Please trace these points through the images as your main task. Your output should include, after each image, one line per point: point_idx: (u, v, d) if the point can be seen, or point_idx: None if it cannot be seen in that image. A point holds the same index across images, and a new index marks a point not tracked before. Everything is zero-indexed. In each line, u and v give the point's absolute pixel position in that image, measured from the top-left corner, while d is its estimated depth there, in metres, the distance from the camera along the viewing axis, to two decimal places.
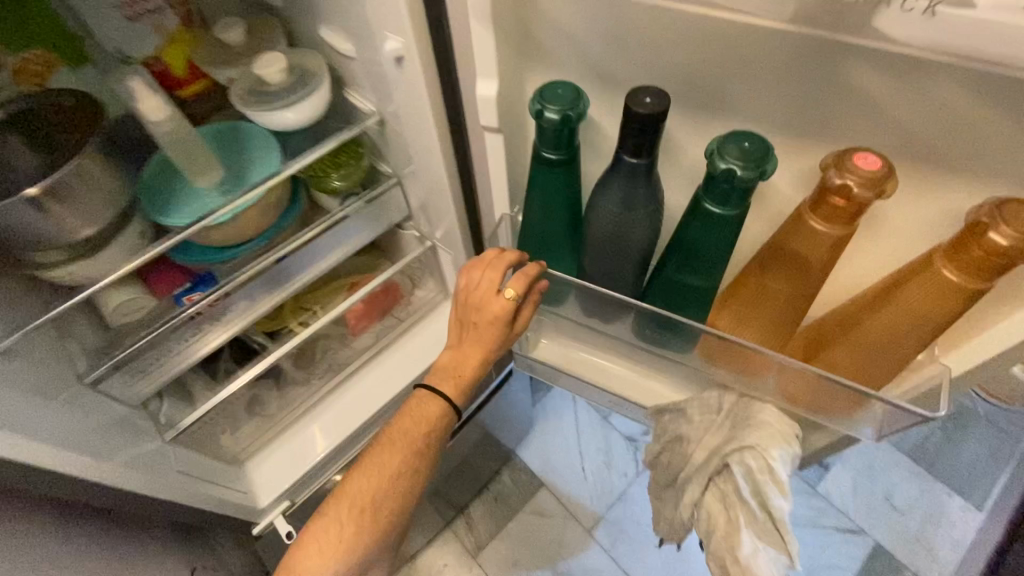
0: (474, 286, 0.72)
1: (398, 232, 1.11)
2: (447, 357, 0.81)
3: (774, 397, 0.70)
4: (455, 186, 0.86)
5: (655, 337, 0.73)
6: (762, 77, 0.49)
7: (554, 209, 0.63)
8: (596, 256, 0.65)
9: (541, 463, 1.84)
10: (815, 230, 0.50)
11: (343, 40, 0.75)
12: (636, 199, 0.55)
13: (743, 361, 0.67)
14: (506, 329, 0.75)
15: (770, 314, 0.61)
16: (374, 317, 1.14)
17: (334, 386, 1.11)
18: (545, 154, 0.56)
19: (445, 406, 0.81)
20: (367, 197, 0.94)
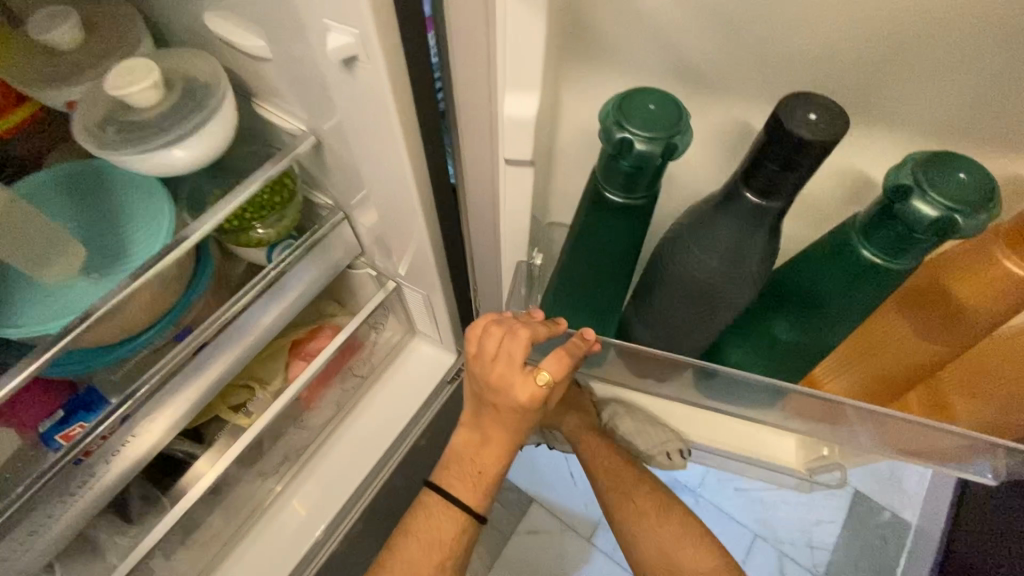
0: (487, 362, 0.47)
1: (348, 273, 0.87)
2: (463, 443, 0.60)
3: (865, 448, 0.57)
4: (430, 216, 0.65)
5: (723, 396, 0.58)
6: (917, 69, 0.35)
7: (610, 262, 0.46)
8: (667, 320, 0.48)
9: (526, 477, 1.53)
10: (1007, 272, 0.38)
11: (248, 35, 0.51)
12: (748, 249, 0.40)
13: (842, 421, 0.54)
14: (532, 416, 0.50)
15: (889, 370, 0.48)
16: (331, 382, 0.92)
17: (294, 475, 0.88)
18: (613, 198, 0.39)
19: (462, 521, 0.62)
20: (307, 246, 0.70)
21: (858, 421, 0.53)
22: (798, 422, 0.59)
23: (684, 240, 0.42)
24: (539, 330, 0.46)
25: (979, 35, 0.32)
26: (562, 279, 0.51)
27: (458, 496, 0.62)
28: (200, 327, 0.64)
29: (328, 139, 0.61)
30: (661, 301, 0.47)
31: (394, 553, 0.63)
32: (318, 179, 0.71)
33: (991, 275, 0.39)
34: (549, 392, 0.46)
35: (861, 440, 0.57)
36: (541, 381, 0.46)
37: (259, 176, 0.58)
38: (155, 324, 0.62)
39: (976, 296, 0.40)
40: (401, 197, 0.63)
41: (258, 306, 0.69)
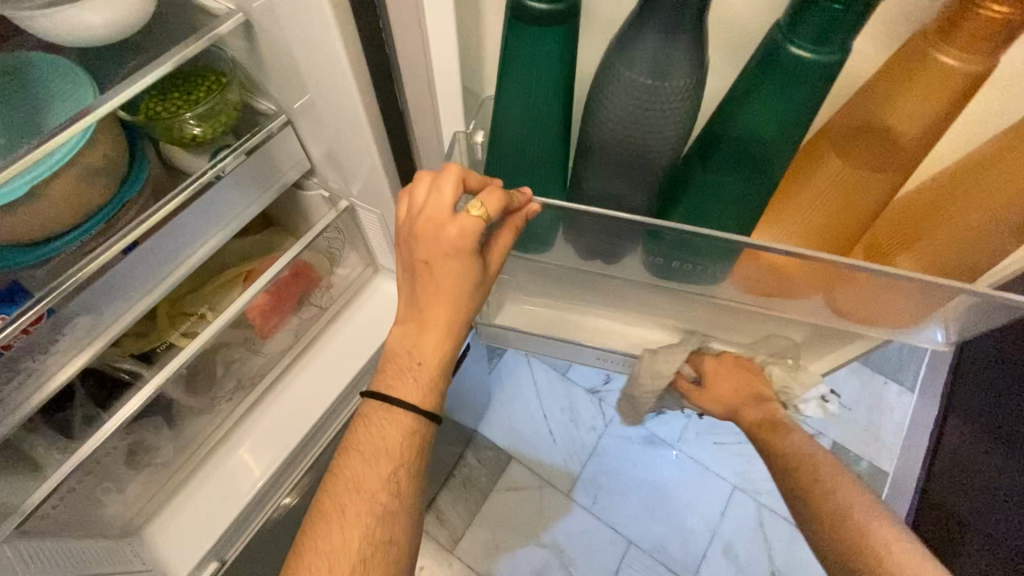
0: (416, 212, 0.48)
1: (300, 195, 0.84)
2: (399, 335, 0.57)
3: (817, 314, 0.58)
4: (369, 106, 0.63)
5: (677, 271, 0.57)
6: None
7: (541, 98, 0.48)
8: (611, 163, 0.50)
9: (505, 435, 1.50)
10: (941, 69, 0.39)
11: None
12: (673, 56, 0.42)
13: (791, 282, 0.55)
14: (473, 273, 0.49)
15: (827, 212, 0.49)
16: (288, 311, 0.89)
17: (251, 403, 0.85)
18: (535, 5, 0.41)
19: (407, 422, 0.57)
20: (247, 147, 0.67)
21: (807, 278, 0.54)
22: (755, 295, 0.58)
23: (614, 64, 0.44)
24: (471, 172, 0.48)
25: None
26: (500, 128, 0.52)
27: (399, 397, 0.57)
28: (135, 220, 0.61)
29: (261, 20, 0.58)
30: (601, 141, 0.49)
31: (344, 464, 0.58)
32: (255, 78, 0.68)
33: (914, 85, 0.41)
34: (483, 227, 0.47)
35: (817, 304, 0.58)
36: (474, 214, 0.46)
37: (177, 53, 0.55)
38: (86, 221, 0.60)
39: (898, 111, 0.42)
40: (340, 81, 0.60)
41: (199, 209, 0.66)
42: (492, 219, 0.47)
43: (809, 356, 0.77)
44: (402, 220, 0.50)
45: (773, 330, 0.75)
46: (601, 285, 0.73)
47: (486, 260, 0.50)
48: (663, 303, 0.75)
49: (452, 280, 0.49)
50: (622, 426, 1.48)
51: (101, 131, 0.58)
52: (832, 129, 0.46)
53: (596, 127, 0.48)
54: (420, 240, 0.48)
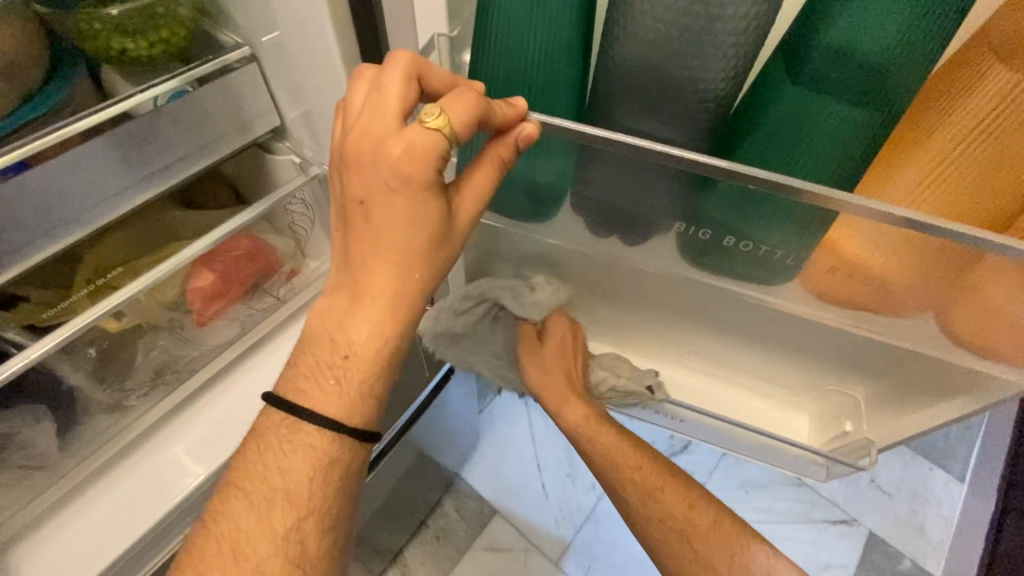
0: (353, 120, 0.39)
1: (264, 159, 0.72)
2: (323, 314, 0.43)
3: (912, 332, 0.47)
4: (345, 37, 0.50)
5: (727, 257, 0.48)
6: None
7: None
8: (648, 73, 0.40)
9: (491, 484, 1.28)
10: None
11: None
12: None
13: (893, 294, 0.44)
14: (426, 214, 0.38)
15: (972, 143, 0.40)
16: (235, 297, 0.73)
17: (171, 406, 0.68)
18: None
19: (321, 441, 0.43)
20: (194, 75, 0.55)
21: (916, 290, 0.43)
22: (832, 308, 0.48)
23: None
24: (430, 71, 0.39)
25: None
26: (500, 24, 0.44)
27: (310, 407, 0.43)
28: (28, 137, 0.49)
29: None
30: (643, 37, 0.39)
31: (221, 507, 0.44)
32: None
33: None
34: (440, 143, 0.36)
35: (914, 326, 0.47)
36: (429, 125, 0.36)
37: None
38: None
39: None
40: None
41: (121, 144, 0.53)
42: (455, 138, 0.36)
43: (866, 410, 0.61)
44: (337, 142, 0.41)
45: (825, 370, 0.59)
46: (630, 294, 0.60)
47: (453, 201, 0.39)
48: (686, 323, 0.62)
49: (396, 221, 0.38)
50: None
51: None
52: (989, 37, 0.39)
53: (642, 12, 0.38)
54: (356, 161, 0.38)
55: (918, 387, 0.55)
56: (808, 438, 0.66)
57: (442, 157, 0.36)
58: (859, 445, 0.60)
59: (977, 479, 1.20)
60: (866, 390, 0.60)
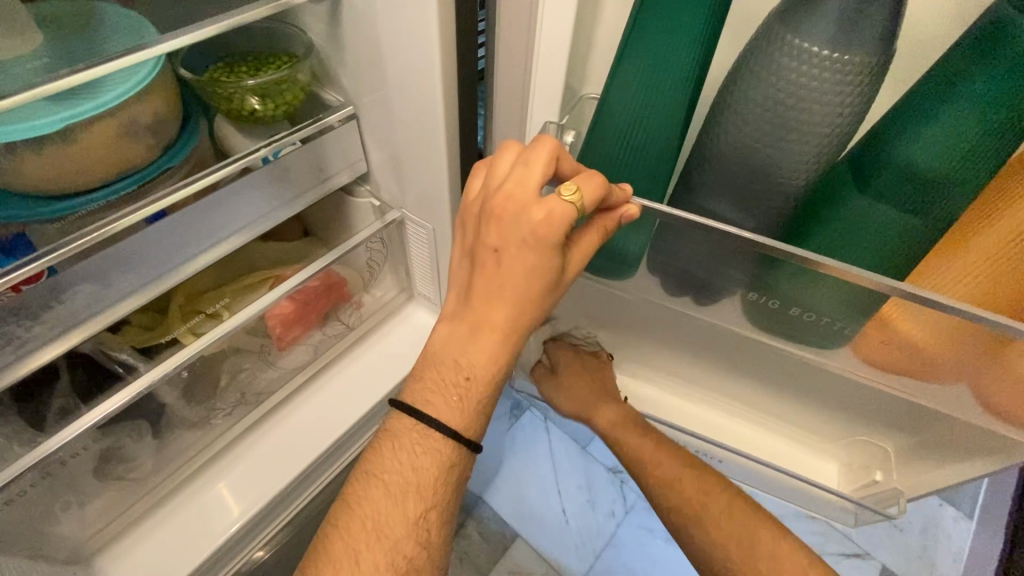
0: (496, 189, 0.46)
1: (348, 203, 0.79)
2: (444, 338, 0.50)
3: (954, 404, 0.51)
4: (453, 109, 0.58)
5: (790, 325, 0.54)
6: None
7: (657, 69, 0.44)
8: (733, 171, 0.45)
9: (513, 508, 1.32)
10: None
11: None
12: (856, 38, 0.38)
13: (931, 361, 0.49)
14: (546, 271, 0.45)
15: (1006, 255, 0.43)
16: (312, 324, 0.79)
17: (250, 423, 0.75)
18: None
19: (441, 446, 0.50)
20: (303, 133, 0.62)
21: (950, 358, 0.48)
22: (879, 373, 0.54)
23: (776, 35, 0.40)
24: (567, 158, 0.47)
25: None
26: (610, 117, 0.48)
27: (437, 417, 0.50)
28: (169, 186, 0.56)
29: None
30: (738, 141, 0.44)
31: (367, 492, 0.50)
32: (330, 67, 0.64)
33: None
34: (573, 214, 0.43)
35: (956, 394, 0.51)
36: (566, 198, 0.43)
37: (247, 13, 0.52)
38: (120, 180, 0.55)
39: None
40: (426, 73, 0.54)
41: (238, 192, 0.60)
42: (585, 208, 0.44)
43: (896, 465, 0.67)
44: (476, 196, 0.49)
45: (867, 428, 0.66)
46: (690, 342, 0.68)
47: (565, 263, 0.47)
48: (728, 365, 0.68)
49: (522, 274, 0.45)
50: (644, 516, 1.30)
51: (154, 86, 0.53)
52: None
53: (736, 121, 0.43)
54: (500, 220, 0.45)
55: (948, 453, 0.59)
56: (837, 483, 0.72)
57: (571, 225, 0.43)
58: (888, 496, 0.66)
59: (983, 516, 1.24)
60: (894, 442, 0.66)
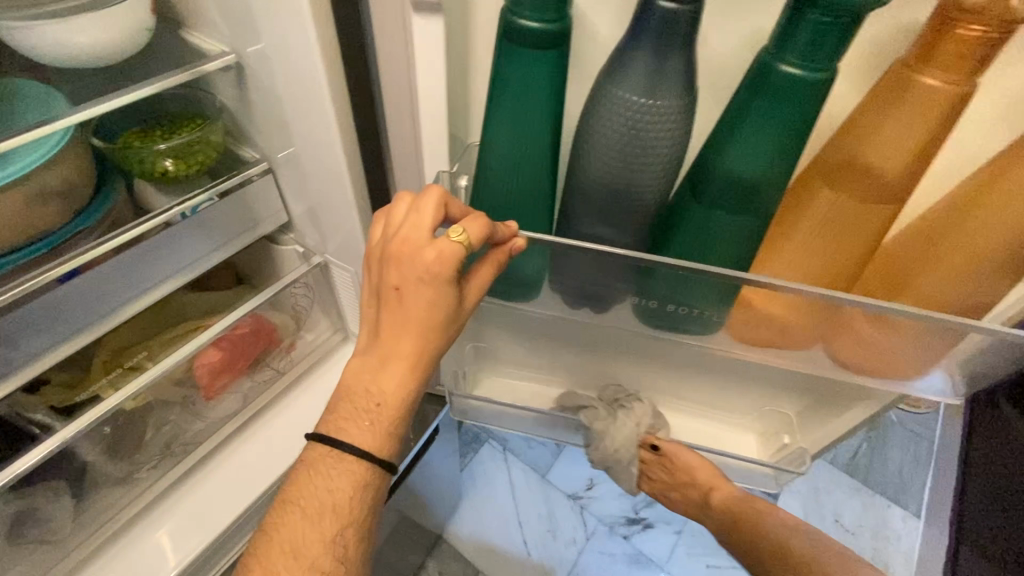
0: (393, 234, 0.49)
1: (273, 251, 0.82)
2: (356, 370, 0.52)
3: (817, 365, 0.55)
4: (358, 156, 0.62)
5: (669, 321, 0.56)
6: None
7: (522, 127, 0.46)
8: (595, 206, 0.48)
9: (473, 544, 1.31)
10: (926, 92, 0.36)
11: None
12: (664, 83, 0.40)
13: (790, 334, 0.52)
14: (445, 303, 0.49)
15: (829, 244, 0.44)
16: (239, 372, 0.80)
17: (178, 476, 0.74)
18: (525, 22, 0.40)
19: (357, 470, 0.52)
20: (222, 189, 0.66)
21: (803, 326, 0.51)
22: (752, 349, 0.56)
23: (601, 90, 0.42)
24: (454, 200, 0.50)
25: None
26: (489, 169, 0.50)
27: (351, 441, 0.52)
28: (79, 248, 0.58)
29: (253, 63, 0.58)
30: (591, 180, 0.47)
31: (280, 520, 0.52)
32: (242, 126, 0.68)
33: (901, 112, 0.38)
34: (462, 253, 0.47)
35: (815, 357, 0.55)
36: (455, 239, 0.47)
37: (160, 81, 0.55)
38: (30, 244, 0.56)
39: (874, 138, 0.39)
40: (323, 127, 0.58)
41: (154, 245, 0.63)
42: (474, 246, 0.47)
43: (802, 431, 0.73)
44: (377, 240, 0.51)
45: (771, 400, 0.71)
46: (604, 350, 0.72)
47: (464, 294, 0.50)
48: (646, 367, 0.73)
49: (423, 308, 0.48)
50: (604, 541, 1.31)
51: (63, 153, 0.56)
52: (821, 163, 0.43)
53: (585, 163, 0.46)
54: (399, 261, 0.48)
55: (836, 396, 0.66)
56: (756, 453, 0.76)
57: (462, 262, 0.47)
58: (796, 454, 0.70)
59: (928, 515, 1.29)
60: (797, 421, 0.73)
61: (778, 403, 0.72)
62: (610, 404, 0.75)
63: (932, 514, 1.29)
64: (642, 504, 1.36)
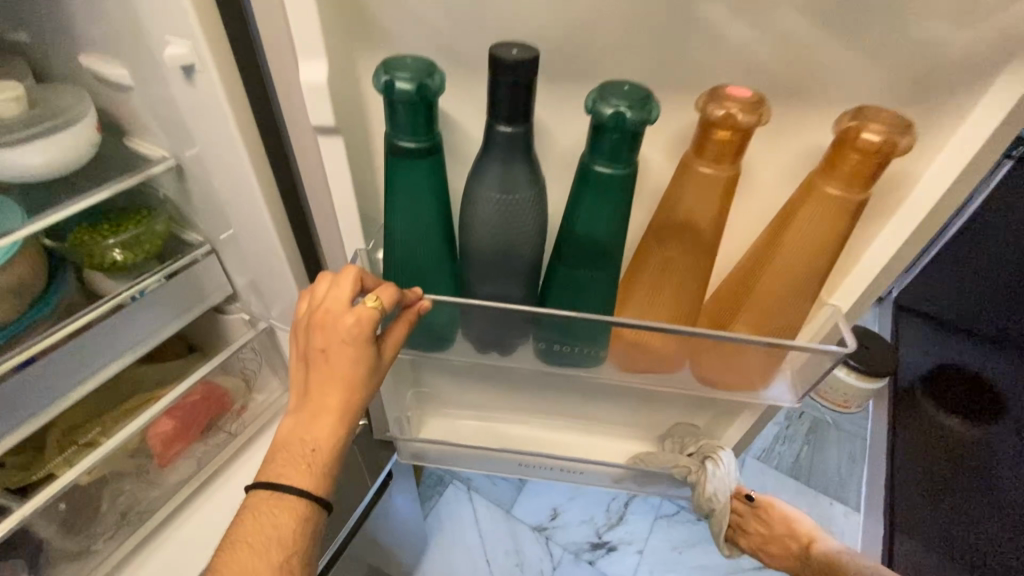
0: (317, 305, 0.57)
1: (220, 319, 0.88)
2: (291, 424, 0.59)
3: (688, 382, 0.65)
4: (289, 234, 0.70)
5: (564, 356, 0.64)
6: (607, 51, 0.45)
7: (415, 216, 0.53)
8: (482, 274, 0.56)
9: None
10: (706, 176, 0.47)
11: (105, 62, 0.59)
12: (514, 178, 0.48)
13: (659, 357, 0.62)
14: (366, 359, 0.57)
15: (669, 288, 0.55)
16: (191, 438, 0.85)
17: (134, 545, 0.77)
18: (403, 142, 0.47)
19: (296, 506, 0.58)
20: (167, 272, 0.72)
21: (668, 351, 0.61)
22: (635, 374, 0.65)
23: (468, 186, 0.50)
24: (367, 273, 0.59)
25: (642, 1, 0.42)
26: (394, 249, 0.57)
27: (290, 483, 0.58)
28: (32, 339, 0.64)
29: (189, 161, 0.66)
30: (475, 254, 0.55)
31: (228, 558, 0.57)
32: (185, 212, 0.75)
33: (695, 190, 0.48)
34: (376, 315, 0.55)
35: (687, 376, 0.65)
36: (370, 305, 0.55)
37: (111, 186, 0.63)
38: None
39: (681, 203, 0.49)
40: (255, 212, 0.66)
41: (106, 329, 0.69)
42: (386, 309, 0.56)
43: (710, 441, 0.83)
44: (303, 311, 0.59)
45: (679, 415, 0.82)
46: (530, 383, 0.81)
47: (381, 350, 0.59)
48: (570, 395, 0.82)
49: (346, 365, 0.56)
50: (570, 568, 1.37)
51: (15, 257, 0.62)
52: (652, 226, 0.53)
53: (467, 240, 0.54)
54: (322, 327, 0.56)
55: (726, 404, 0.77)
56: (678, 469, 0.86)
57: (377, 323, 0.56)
58: None
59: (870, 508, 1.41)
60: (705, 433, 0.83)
61: (687, 416, 0.82)
62: (697, 459, 0.76)
63: (871, 505, 1.40)
64: (604, 527, 1.43)
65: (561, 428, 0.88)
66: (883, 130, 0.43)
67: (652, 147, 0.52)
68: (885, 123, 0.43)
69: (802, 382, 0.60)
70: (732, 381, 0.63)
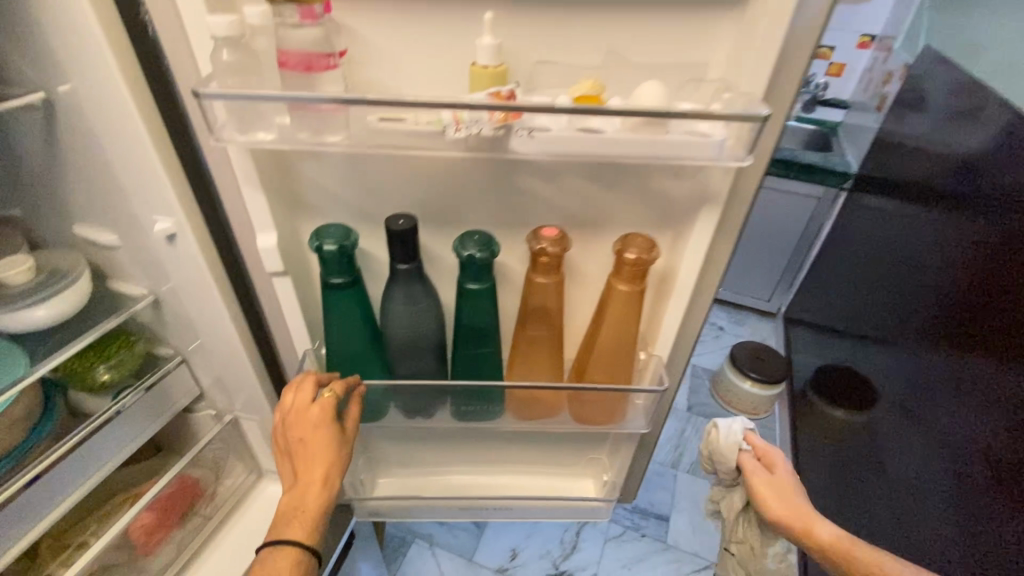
0: (289, 404, 0.75)
1: (190, 417, 1.03)
2: (286, 497, 0.75)
3: (568, 421, 0.87)
4: (251, 342, 0.87)
5: (471, 413, 0.85)
6: (469, 206, 0.68)
7: (349, 325, 0.74)
8: (404, 359, 0.77)
9: None
10: (540, 283, 0.70)
11: (96, 231, 0.77)
12: (416, 295, 0.70)
13: (542, 404, 0.84)
14: (335, 435, 0.74)
15: (536, 353, 0.78)
16: (173, 525, 0.97)
17: None
18: (334, 280, 0.68)
19: (299, 552, 0.73)
20: (146, 385, 0.87)
21: (547, 399, 0.83)
22: (528, 420, 0.86)
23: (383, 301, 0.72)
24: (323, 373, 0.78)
25: (485, 179, 0.65)
26: (336, 349, 0.77)
27: (289, 534, 0.74)
28: (34, 458, 0.77)
29: (165, 295, 0.83)
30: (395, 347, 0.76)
31: None
32: (158, 332, 0.91)
33: (537, 292, 0.71)
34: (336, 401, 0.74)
35: (566, 417, 0.87)
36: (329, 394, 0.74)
37: (101, 327, 0.79)
38: None
39: (531, 300, 0.72)
40: (222, 329, 0.84)
41: (97, 442, 0.82)
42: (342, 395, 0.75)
43: (612, 466, 1.03)
44: (279, 412, 0.77)
45: (584, 446, 1.02)
46: (462, 437, 1.00)
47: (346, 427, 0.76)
48: (495, 440, 1.02)
49: (322, 443, 0.73)
50: None
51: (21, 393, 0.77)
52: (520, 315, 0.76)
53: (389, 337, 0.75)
54: (297, 419, 0.74)
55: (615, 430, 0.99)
56: (593, 490, 1.06)
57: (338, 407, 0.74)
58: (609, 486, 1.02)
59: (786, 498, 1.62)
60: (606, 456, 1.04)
61: (590, 445, 1.03)
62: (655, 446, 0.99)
63: None
64: (560, 558, 1.55)
65: (495, 470, 1.06)
66: (637, 252, 0.65)
67: (513, 259, 0.74)
68: (641, 246, 0.65)
69: (647, 413, 0.82)
70: (601, 417, 0.85)
